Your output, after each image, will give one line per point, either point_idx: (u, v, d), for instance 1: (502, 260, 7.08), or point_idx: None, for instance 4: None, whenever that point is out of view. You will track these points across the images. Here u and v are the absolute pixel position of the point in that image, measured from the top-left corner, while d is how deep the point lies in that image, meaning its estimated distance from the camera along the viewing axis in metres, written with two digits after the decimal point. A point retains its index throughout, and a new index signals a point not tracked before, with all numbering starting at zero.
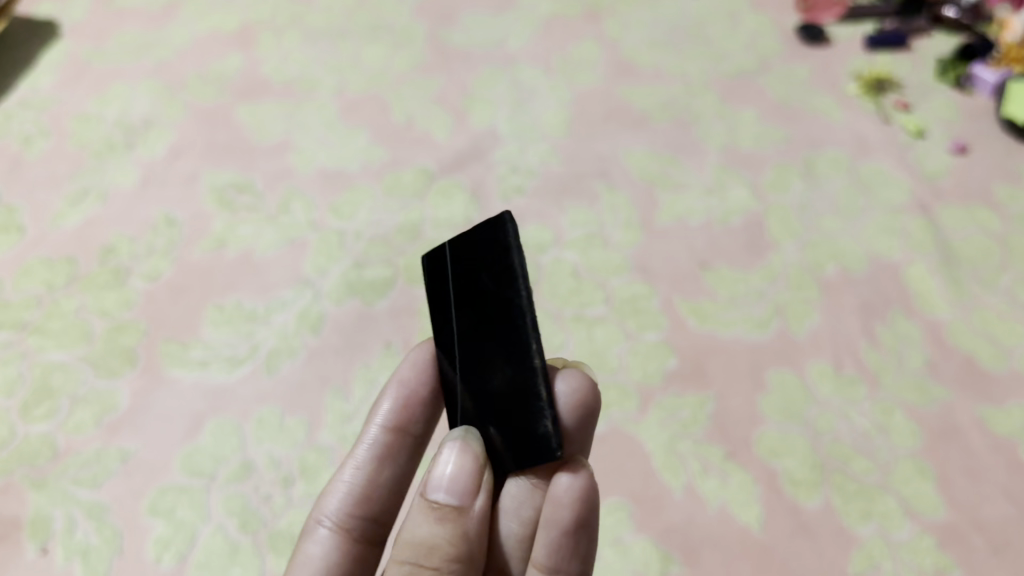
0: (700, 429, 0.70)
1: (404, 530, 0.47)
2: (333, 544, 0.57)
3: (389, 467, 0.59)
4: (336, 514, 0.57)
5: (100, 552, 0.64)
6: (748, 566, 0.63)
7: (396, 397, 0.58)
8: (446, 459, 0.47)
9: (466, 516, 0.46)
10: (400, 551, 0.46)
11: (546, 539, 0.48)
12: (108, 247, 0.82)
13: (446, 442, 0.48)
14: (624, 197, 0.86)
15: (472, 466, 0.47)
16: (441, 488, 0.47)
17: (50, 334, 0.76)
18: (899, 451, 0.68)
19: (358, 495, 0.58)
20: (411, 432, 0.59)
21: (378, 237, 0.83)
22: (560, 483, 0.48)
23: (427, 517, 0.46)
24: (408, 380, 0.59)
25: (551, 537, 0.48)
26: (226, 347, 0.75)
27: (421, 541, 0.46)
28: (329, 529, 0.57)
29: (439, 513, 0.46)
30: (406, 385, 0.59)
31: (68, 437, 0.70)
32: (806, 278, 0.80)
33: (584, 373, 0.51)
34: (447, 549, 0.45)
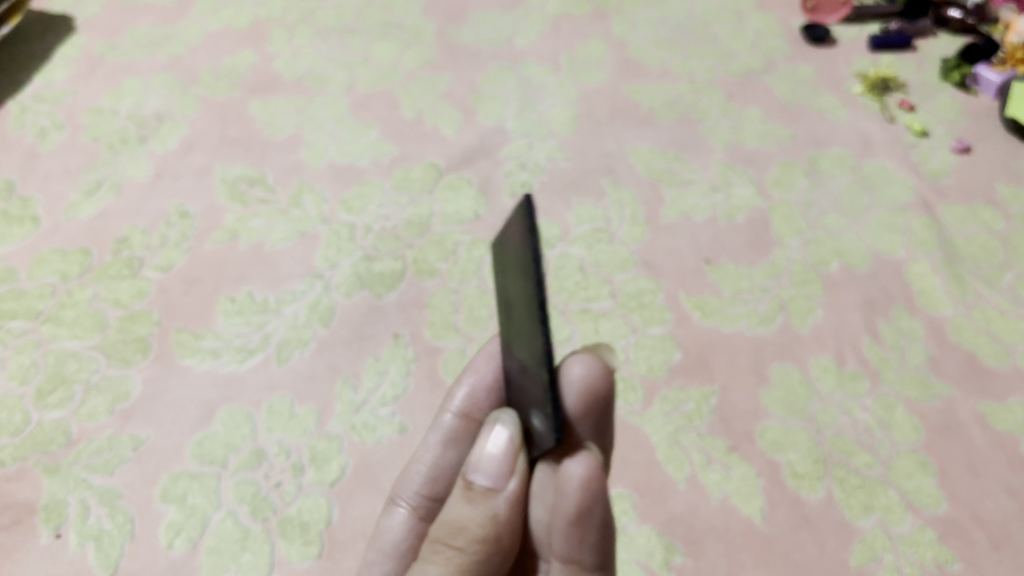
0: (703, 422, 0.71)
1: (444, 509, 0.48)
2: (407, 522, 0.63)
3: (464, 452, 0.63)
4: (411, 493, 0.63)
5: (113, 537, 0.65)
6: (750, 557, 0.64)
7: (470, 388, 0.63)
8: (486, 441, 0.48)
9: (496, 497, 0.46)
10: (435, 531, 0.48)
11: (560, 529, 0.48)
12: (121, 238, 0.83)
13: (490, 424, 0.48)
14: (630, 193, 0.87)
15: (511, 450, 0.47)
16: (476, 469, 0.47)
17: (64, 323, 0.77)
18: (900, 446, 0.69)
19: (433, 475, 0.63)
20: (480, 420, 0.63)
21: (387, 230, 0.84)
22: (567, 472, 0.47)
23: (462, 498, 0.47)
24: (482, 371, 0.63)
25: (563, 528, 0.48)
26: (237, 337, 0.77)
27: (451, 522, 0.47)
28: (406, 508, 0.63)
29: (473, 495, 0.47)
30: (482, 376, 0.62)
31: (81, 424, 0.71)
32: (810, 274, 0.81)
33: (596, 359, 0.52)
34: (474, 531, 0.46)
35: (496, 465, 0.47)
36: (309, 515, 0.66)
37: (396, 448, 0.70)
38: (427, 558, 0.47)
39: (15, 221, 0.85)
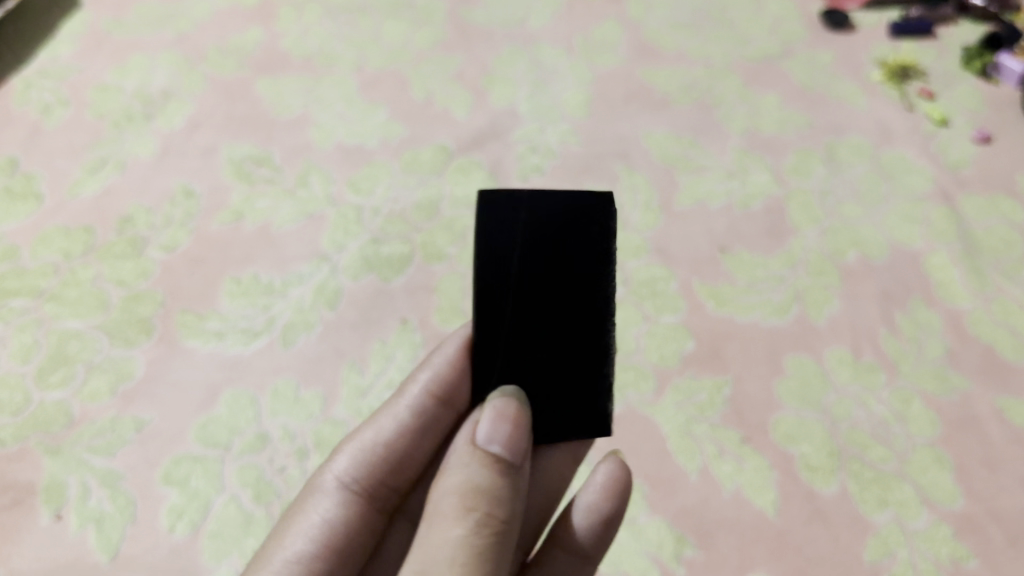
0: (716, 413, 0.69)
1: (455, 480, 0.47)
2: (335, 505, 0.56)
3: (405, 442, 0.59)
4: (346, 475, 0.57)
5: (114, 520, 0.64)
6: (762, 550, 0.63)
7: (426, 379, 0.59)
8: (506, 415, 0.49)
9: (518, 475, 0.48)
10: (456, 500, 0.46)
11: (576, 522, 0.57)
12: (126, 217, 0.82)
13: (500, 401, 0.50)
14: (643, 179, 0.86)
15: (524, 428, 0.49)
16: (499, 442, 0.48)
17: (67, 302, 0.76)
18: (917, 440, 0.68)
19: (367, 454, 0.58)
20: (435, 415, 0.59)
21: (396, 213, 0.83)
22: (599, 471, 0.58)
23: (481, 470, 0.47)
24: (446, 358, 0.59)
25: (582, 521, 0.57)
26: (242, 319, 0.75)
27: (480, 492, 0.46)
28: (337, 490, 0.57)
29: (493, 466, 0.47)
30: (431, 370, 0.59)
31: (83, 404, 0.70)
32: (827, 263, 0.79)
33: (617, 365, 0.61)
34: (506, 509, 0.46)
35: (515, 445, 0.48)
36: None
37: None
38: (455, 528, 0.45)
39: (18, 198, 0.83)
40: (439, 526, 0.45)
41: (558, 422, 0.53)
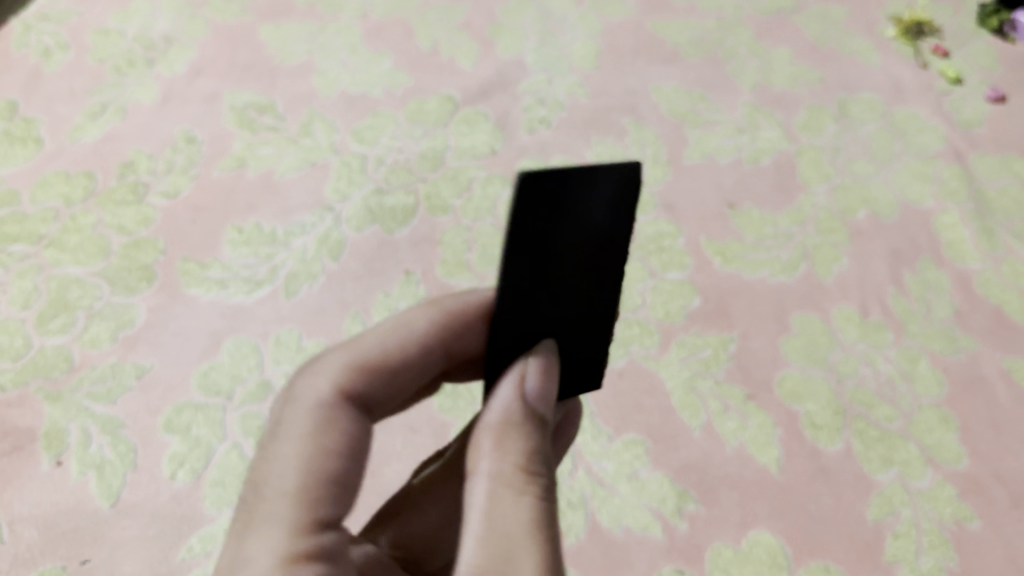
0: (720, 369, 0.69)
1: (504, 417, 0.43)
2: (313, 415, 0.43)
3: (409, 370, 0.48)
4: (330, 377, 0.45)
5: (115, 466, 0.64)
6: (765, 507, 0.63)
7: (444, 316, 0.48)
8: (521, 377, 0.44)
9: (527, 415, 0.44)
10: (515, 466, 0.41)
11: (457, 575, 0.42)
12: (126, 162, 0.81)
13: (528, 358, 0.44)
14: (652, 133, 0.84)
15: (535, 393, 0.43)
16: (546, 401, 0.44)
17: (68, 248, 0.75)
18: (923, 399, 0.67)
19: (364, 368, 0.46)
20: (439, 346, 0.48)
21: (399, 163, 0.82)
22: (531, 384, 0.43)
23: (528, 430, 0.43)
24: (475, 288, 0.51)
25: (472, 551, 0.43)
26: (244, 269, 0.75)
27: (538, 457, 0.43)
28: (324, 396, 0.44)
29: (534, 426, 0.44)
30: (455, 306, 0.48)
31: (83, 350, 0.69)
32: (836, 221, 0.78)
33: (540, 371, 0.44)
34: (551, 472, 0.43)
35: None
36: None
37: None
38: (534, 490, 0.41)
39: (18, 142, 0.83)
40: (513, 494, 0.40)
41: (592, 370, 0.48)
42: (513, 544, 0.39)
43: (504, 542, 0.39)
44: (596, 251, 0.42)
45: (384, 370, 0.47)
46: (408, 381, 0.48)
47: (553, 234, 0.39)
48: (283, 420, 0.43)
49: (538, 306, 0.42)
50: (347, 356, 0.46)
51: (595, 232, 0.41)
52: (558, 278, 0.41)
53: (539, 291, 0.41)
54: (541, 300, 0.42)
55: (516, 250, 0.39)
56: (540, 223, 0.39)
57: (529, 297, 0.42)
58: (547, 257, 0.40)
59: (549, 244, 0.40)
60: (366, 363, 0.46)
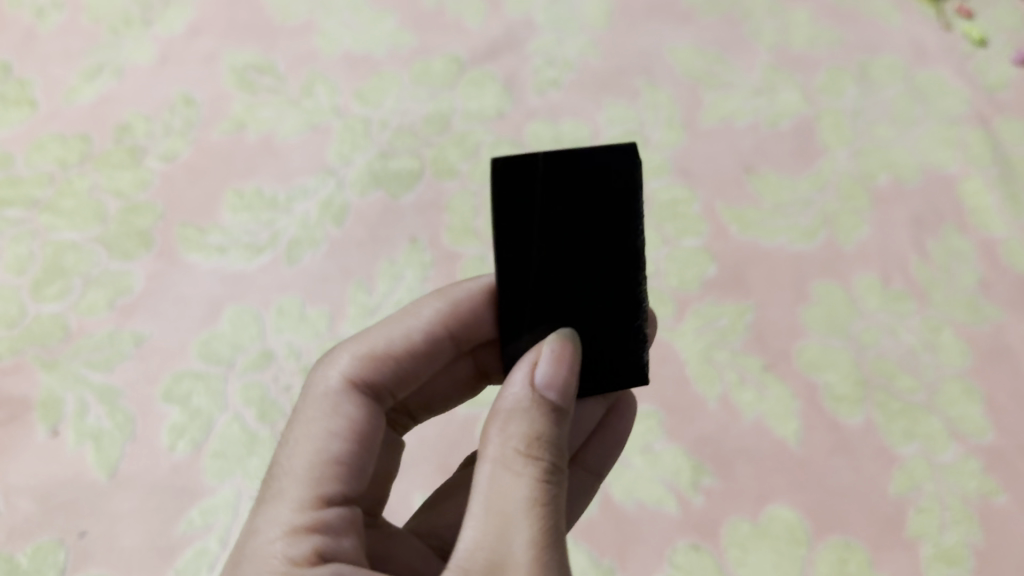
0: (738, 338, 0.66)
1: (513, 403, 0.42)
2: (324, 406, 0.46)
3: (416, 362, 0.51)
4: (341, 371, 0.48)
5: (112, 437, 0.62)
6: (783, 481, 0.61)
7: (446, 308, 0.51)
8: (536, 366, 0.43)
9: (539, 400, 0.42)
10: (516, 449, 0.40)
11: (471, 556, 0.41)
12: (123, 125, 0.79)
13: (545, 344, 0.44)
14: (666, 95, 0.81)
15: (547, 381, 0.42)
16: (558, 388, 0.42)
17: (63, 212, 0.73)
18: (946, 370, 0.65)
19: (371, 358, 0.49)
20: (446, 334, 0.51)
21: (404, 126, 0.79)
22: (541, 374, 0.42)
23: (538, 415, 0.42)
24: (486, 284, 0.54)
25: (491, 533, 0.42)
26: (245, 235, 0.72)
27: (545, 442, 0.41)
28: (332, 388, 0.47)
29: (549, 414, 0.42)
30: (456, 300, 0.51)
31: (80, 317, 0.67)
32: (857, 186, 0.75)
33: (556, 361, 0.43)
34: (559, 458, 0.41)
35: (628, 425, 0.56)
36: None
37: None
38: (534, 472, 0.40)
39: (12, 104, 0.80)
40: (512, 475, 0.40)
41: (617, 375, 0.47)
42: (507, 520, 0.39)
43: (498, 517, 0.39)
44: (592, 232, 0.44)
45: (390, 361, 0.50)
46: (418, 371, 0.51)
47: (541, 213, 0.43)
48: (298, 414, 0.47)
49: (540, 289, 0.44)
50: (357, 351, 0.49)
51: (587, 213, 0.43)
52: (552, 258, 0.43)
53: (537, 270, 0.44)
54: (542, 282, 0.44)
55: (507, 230, 0.43)
56: (526, 201, 0.42)
57: (528, 278, 0.44)
58: (538, 236, 0.43)
59: (538, 222, 0.43)
60: (373, 356, 0.49)
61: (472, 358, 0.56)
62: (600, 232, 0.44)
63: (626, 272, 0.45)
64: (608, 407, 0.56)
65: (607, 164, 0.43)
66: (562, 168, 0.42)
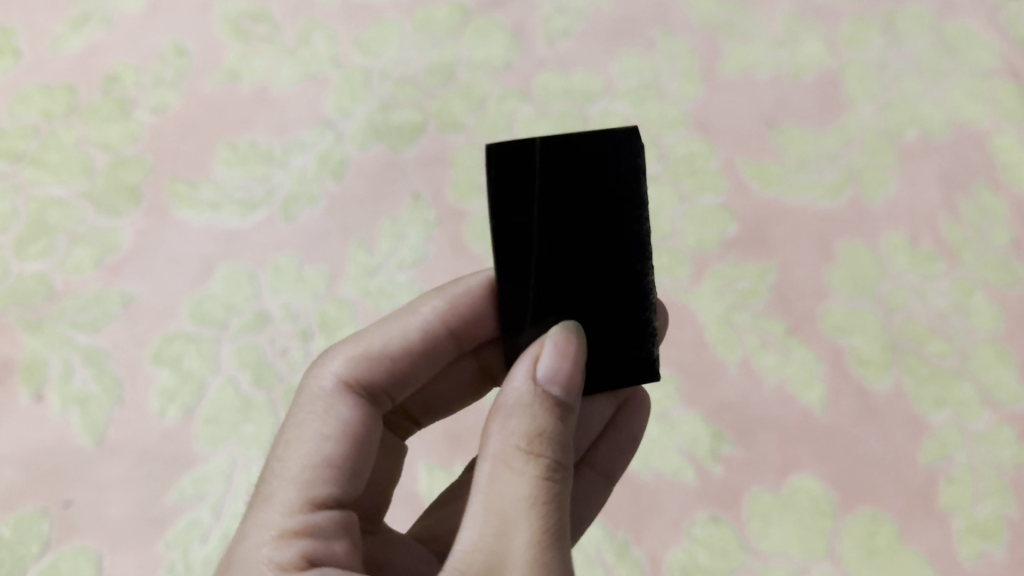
0: (759, 301, 0.63)
1: (514, 399, 0.38)
2: (317, 408, 0.43)
3: (415, 360, 0.47)
4: (335, 371, 0.45)
5: (99, 401, 0.59)
6: (808, 450, 0.58)
7: (444, 303, 0.47)
8: (538, 361, 0.39)
9: (542, 395, 0.38)
10: (516, 446, 0.37)
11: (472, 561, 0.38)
12: (111, 75, 0.74)
13: (548, 337, 0.40)
14: (683, 45, 0.77)
15: (551, 376, 0.38)
16: (561, 382, 0.38)
17: (49, 167, 0.69)
18: (978, 335, 0.62)
19: (366, 357, 0.46)
20: (446, 330, 0.47)
21: (406, 77, 0.75)
22: (543, 367, 0.38)
23: (541, 411, 0.38)
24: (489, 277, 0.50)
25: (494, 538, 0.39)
26: (239, 190, 0.68)
27: (549, 438, 0.37)
28: (326, 390, 0.44)
29: (553, 410, 0.38)
30: (456, 294, 0.48)
31: (65, 276, 0.64)
32: (883, 141, 0.71)
33: (560, 355, 0.39)
34: (564, 456, 0.37)
35: (641, 424, 0.53)
36: None
37: None
38: (536, 470, 0.36)
39: None
40: (511, 473, 0.36)
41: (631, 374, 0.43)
42: (506, 521, 0.35)
43: (497, 518, 0.35)
44: (594, 221, 0.41)
45: (386, 360, 0.46)
46: (417, 371, 0.48)
47: (539, 200, 0.40)
48: (290, 417, 0.44)
49: (541, 285, 0.41)
50: (351, 351, 0.46)
51: (589, 199, 0.40)
52: (552, 250, 0.40)
53: (537, 262, 0.41)
54: (544, 278, 0.41)
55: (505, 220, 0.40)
56: (524, 188, 0.40)
57: (529, 273, 0.41)
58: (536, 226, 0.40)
59: (535, 210, 0.40)
60: (368, 355, 0.46)
61: (474, 356, 0.52)
62: (602, 220, 0.41)
63: (634, 264, 0.42)
64: (619, 403, 0.53)
65: (605, 147, 0.40)
66: (559, 151, 0.40)
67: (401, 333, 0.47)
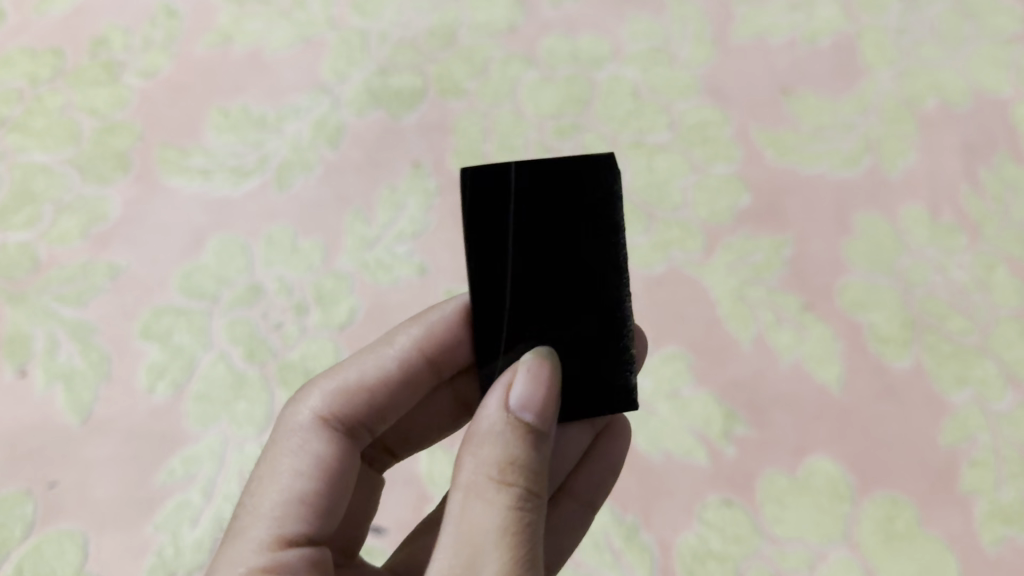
0: (774, 275, 0.60)
1: (487, 427, 0.36)
2: (293, 443, 0.42)
3: (394, 390, 0.45)
4: (313, 405, 0.43)
5: (85, 377, 0.57)
6: (824, 431, 0.56)
7: (421, 331, 0.45)
8: (511, 388, 0.37)
9: (513, 423, 0.36)
10: (487, 475, 0.35)
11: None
12: (99, 38, 0.71)
13: (520, 363, 0.38)
14: (695, 7, 0.73)
15: (523, 403, 0.36)
16: (534, 409, 0.36)
17: (33, 133, 0.66)
18: (1001, 311, 0.59)
19: (344, 389, 0.44)
20: (423, 357, 0.45)
21: (406, 40, 0.72)
22: (516, 394, 0.36)
23: (514, 438, 0.36)
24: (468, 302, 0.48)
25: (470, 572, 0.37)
26: (231, 157, 0.65)
27: (521, 467, 0.35)
28: (302, 425, 0.42)
29: (527, 438, 0.36)
30: (432, 321, 0.45)
31: (50, 247, 0.61)
32: (902, 109, 0.68)
33: (534, 383, 0.37)
34: (537, 488, 0.35)
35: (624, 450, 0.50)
36: (314, 361, 0.58)
37: (414, 291, 0.61)
38: (508, 499, 0.34)
39: None
40: (483, 502, 0.34)
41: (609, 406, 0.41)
42: (476, 551, 0.33)
43: (467, 549, 0.33)
44: (570, 246, 0.39)
45: (364, 391, 0.44)
46: (397, 401, 0.45)
47: (514, 224, 0.38)
48: (267, 451, 0.42)
49: (517, 315, 0.39)
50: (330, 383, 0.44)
51: (564, 222, 0.39)
52: (527, 279, 0.39)
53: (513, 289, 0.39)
54: (520, 307, 0.39)
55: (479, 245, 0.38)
56: (499, 211, 0.38)
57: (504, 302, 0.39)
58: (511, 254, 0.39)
59: (510, 237, 0.38)
60: (345, 387, 0.44)
61: (451, 385, 0.50)
62: (578, 248, 0.39)
63: (612, 291, 0.40)
64: (598, 430, 0.50)
65: (582, 173, 0.39)
66: (533, 175, 0.38)
67: (379, 361, 0.45)
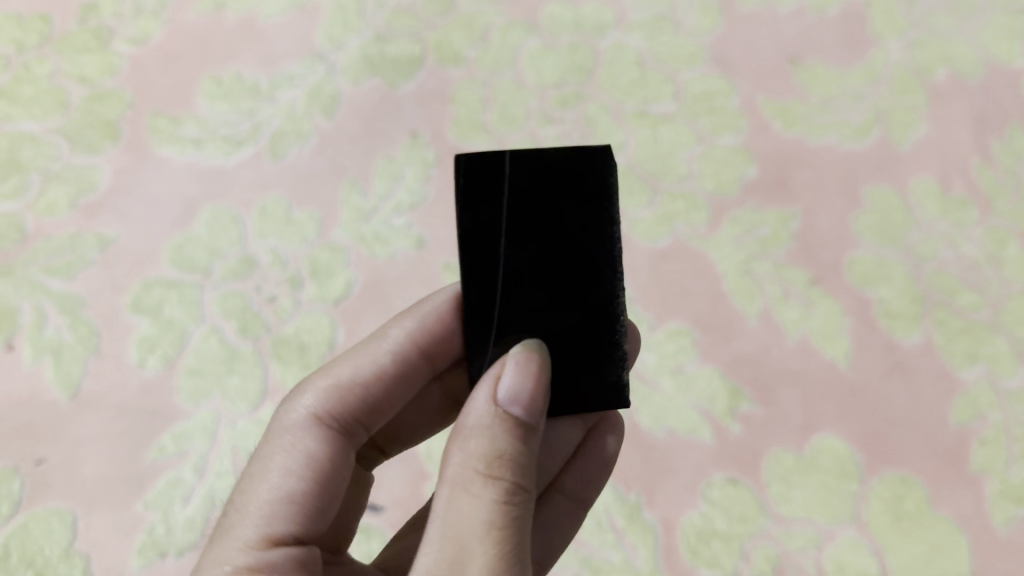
0: (781, 249, 0.59)
1: (474, 421, 0.35)
2: (286, 441, 0.40)
3: (388, 386, 0.44)
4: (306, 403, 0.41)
5: (74, 351, 0.55)
6: (832, 409, 0.54)
7: (414, 323, 0.44)
8: (499, 381, 0.35)
9: (500, 416, 0.35)
10: (474, 469, 0.33)
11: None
12: (87, 3, 0.69)
13: (508, 356, 0.36)
14: None
15: (510, 395, 0.35)
16: (522, 402, 0.35)
17: (20, 100, 0.64)
18: (1013, 287, 0.57)
19: (338, 386, 0.42)
20: (415, 352, 0.44)
21: (403, 7, 0.69)
22: (503, 386, 0.35)
23: (500, 431, 0.34)
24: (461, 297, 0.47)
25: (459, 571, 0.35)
26: (223, 126, 0.64)
27: (509, 460, 0.34)
28: (295, 422, 0.40)
29: (514, 431, 0.35)
30: (425, 315, 0.45)
31: (38, 218, 0.60)
32: (913, 80, 0.66)
33: (521, 375, 0.35)
34: (524, 481, 0.34)
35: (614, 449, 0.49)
36: (309, 337, 0.56)
37: (412, 264, 0.59)
38: (495, 493, 0.33)
39: None
40: (468, 496, 0.33)
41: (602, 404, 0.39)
42: (462, 546, 0.32)
43: (452, 542, 0.32)
44: (564, 238, 0.37)
45: (357, 387, 0.43)
46: (391, 398, 0.44)
47: (507, 214, 0.37)
48: (259, 450, 0.40)
49: (509, 308, 0.38)
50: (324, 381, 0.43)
51: (558, 213, 0.37)
52: (519, 274, 0.37)
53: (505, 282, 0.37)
54: (513, 299, 0.38)
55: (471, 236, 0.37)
56: (492, 200, 0.37)
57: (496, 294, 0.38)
58: (503, 247, 0.37)
59: (503, 228, 0.37)
60: (339, 382, 0.42)
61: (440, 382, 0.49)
62: (573, 240, 0.38)
63: (607, 286, 0.38)
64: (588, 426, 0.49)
65: (577, 164, 0.37)
66: (527, 164, 0.37)
67: (373, 358, 0.44)
